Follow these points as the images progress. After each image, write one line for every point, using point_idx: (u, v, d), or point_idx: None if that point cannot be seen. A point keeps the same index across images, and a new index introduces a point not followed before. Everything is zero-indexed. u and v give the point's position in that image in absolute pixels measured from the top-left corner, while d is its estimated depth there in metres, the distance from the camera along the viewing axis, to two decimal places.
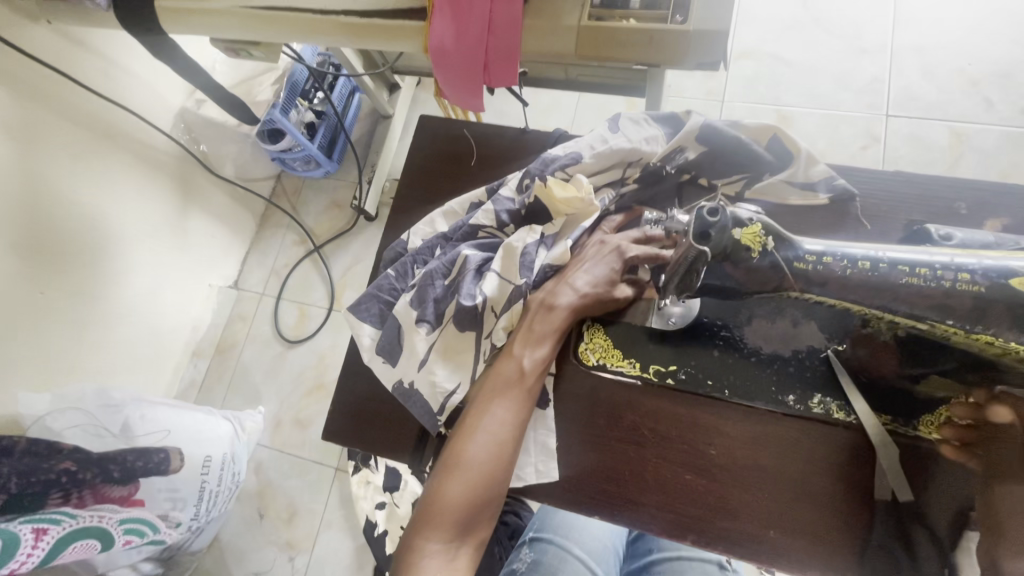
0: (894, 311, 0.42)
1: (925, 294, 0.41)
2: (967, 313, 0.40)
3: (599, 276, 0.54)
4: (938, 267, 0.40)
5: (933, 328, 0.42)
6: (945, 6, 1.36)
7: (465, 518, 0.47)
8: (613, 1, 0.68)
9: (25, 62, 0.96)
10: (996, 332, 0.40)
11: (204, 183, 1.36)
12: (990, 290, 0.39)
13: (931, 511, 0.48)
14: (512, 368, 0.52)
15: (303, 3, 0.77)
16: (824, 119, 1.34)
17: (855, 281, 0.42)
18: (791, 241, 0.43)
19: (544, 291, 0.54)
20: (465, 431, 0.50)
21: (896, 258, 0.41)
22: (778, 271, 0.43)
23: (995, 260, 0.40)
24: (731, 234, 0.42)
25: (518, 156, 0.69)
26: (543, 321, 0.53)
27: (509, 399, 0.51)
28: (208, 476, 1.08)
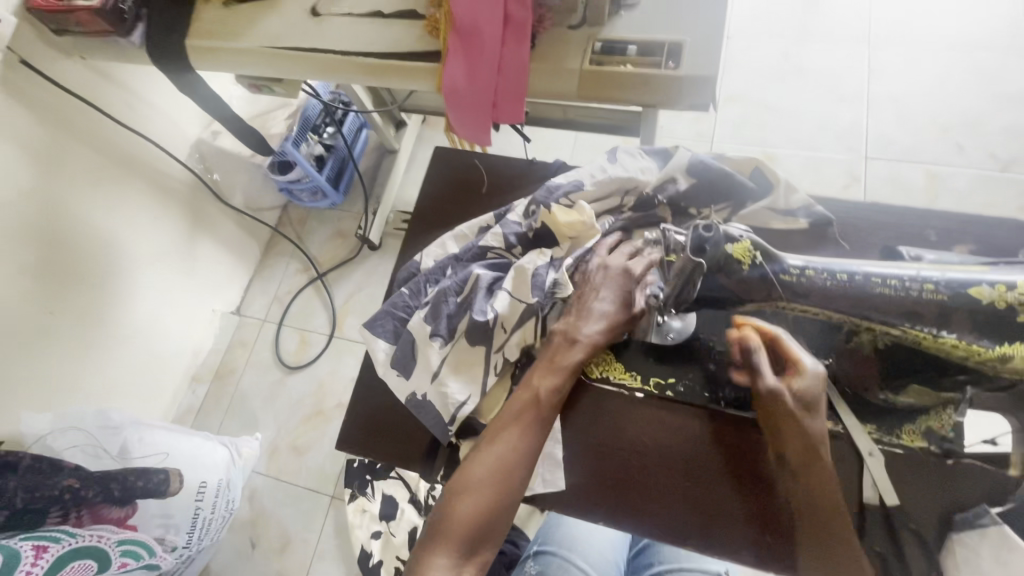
0: (871, 319, 0.46)
1: (896, 303, 0.44)
2: (934, 319, 0.44)
3: (615, 304, 0.57)
4: (906, 278, 0.44)
5: (905, 335, 0.46)
6: (915, 59, 1.47)
7: (472, 537, 0.49)
8: (612, 48, 0.75)
9: (56, 94, 1.02)
10: (959, 336, 0.44)
11: (214, 212, 1.40)
12: (953, 298, 0.43)
13: (915, 515, 0.51)
14: (528, 395, 0.54)
15: (327, 45, 0.83)
16: (807, 160, 1.43)
17: (836, 292, 0.46)
18: (776, 256, 0.47)
19: (564, 325, 0.57)
20: (479, 453, 0.53)
21: (869, 271, 0.45)
22: (767, 282, 0.47)
23: (958, 274, 0.44)
24: (723, 249, 0.46)
25: (524, 186, 0.74)
26: (565, 354, 0.56)
27: (522, 426, 0.53)
28: (202, 503, 1.08)
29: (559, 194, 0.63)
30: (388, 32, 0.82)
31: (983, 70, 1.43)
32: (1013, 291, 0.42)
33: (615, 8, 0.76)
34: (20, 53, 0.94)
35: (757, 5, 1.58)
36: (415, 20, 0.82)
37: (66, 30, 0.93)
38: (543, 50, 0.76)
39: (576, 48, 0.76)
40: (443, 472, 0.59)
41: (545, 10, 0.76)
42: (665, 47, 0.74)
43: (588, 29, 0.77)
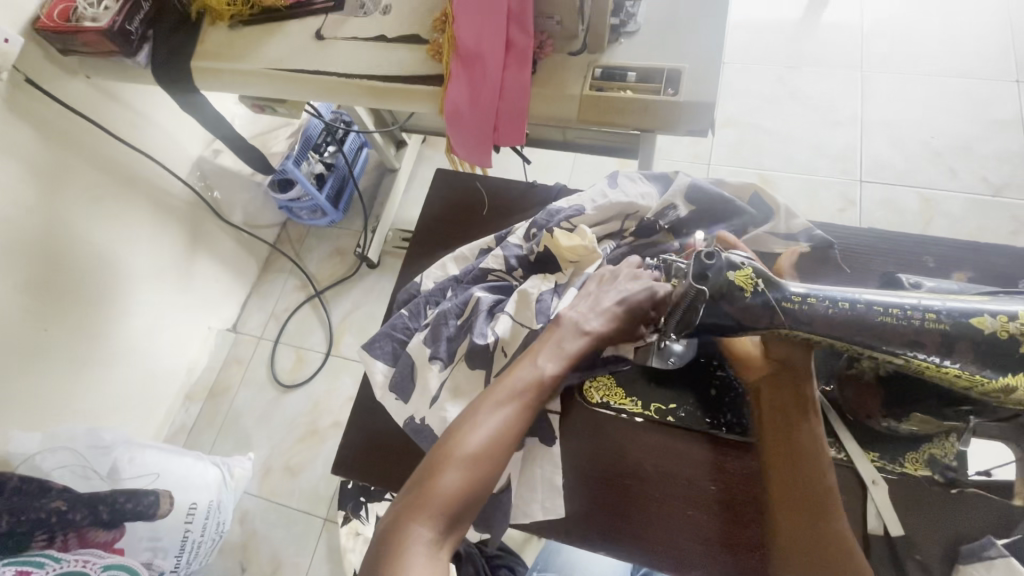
0: (874, 347, 0.45)
1: (899, 332, 0.44)
2: (937, 347, 0.43)
3: (629, 306, 0.54)
4: (908, 307, 0.44)
5: (908, 363, 0.45)
6: (908, 85, 1.50)
7: (454, 510, 0.47)
8: (612, 74, 0.76)
9: (61, 112, 1.02)
10: (962, 365, 0.43)
11: (213, 229, 1.40)
12: (954, 327, 0.43)
13: (920, 544, 0.50)
14: (529, 375, 0.52)
15: (331, 68, 0.84)
16: (802, 183, 1.45)
17: (838, 320, 0.45)
18: (778, 283, 0.47)
19: (578, 311, 0.55)
20: (470, 423, 0.51)
21: (872, 300, 0.45)
22: (769, 309, 0.46)
23: (957, 303, 0.44)
24: (726, 275, 0.46)
25: (525, 209, 0.75)
26: (570, 342, 0.54)
27: (518, 403, 0.51)
28: (191, 526, 1.05)
29: (561, 218, 0.63)
30: (392, 55, 0.83)
31: (974, 96, 1.46)
32: (1015, 322, 0.42)
33: (615, 35, 0.78)
34: (25, 71, 0.94)
35: (752, 31, 1.62)
36: (419, 44, 0.83)
37: (72, 49, 0.93)
38: (544, 76, 0.78)
39: (577, 73, 0.77)
40: None
41: (546, 36, 0.77)
42: (663, 73, 0.75)
43: (588, 55, 0.78)
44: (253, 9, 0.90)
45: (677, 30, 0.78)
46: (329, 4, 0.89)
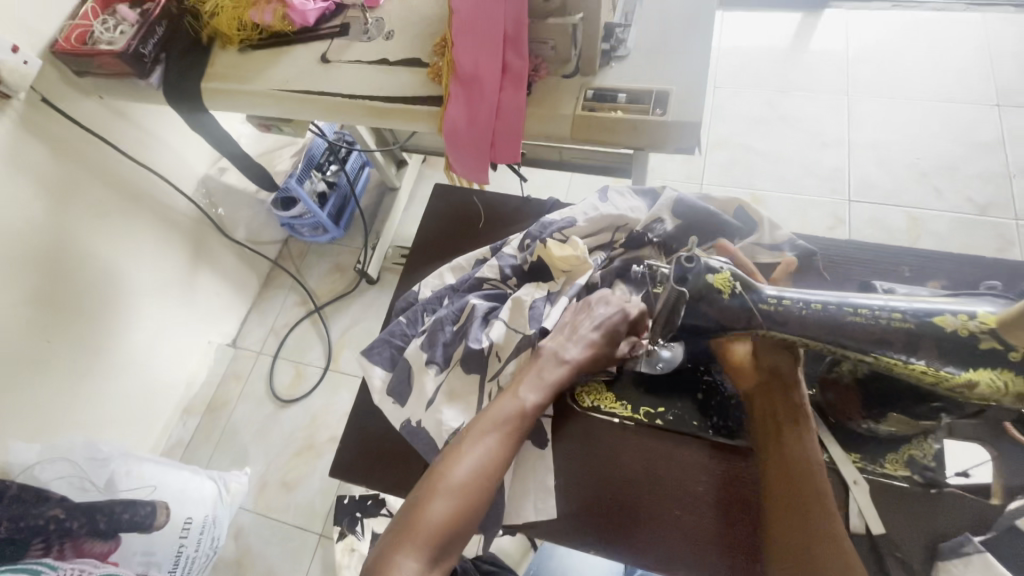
0: (844, 345, 0.46)
1: (867, 329, 0.45)
2: (903, 345, 0.44)
3: (604, 332, 0.56)
4: (876, 307, 0.45)
5: (877, 361, 0.46)
6: (893, 109, 1.55)
7: (441, 543, 0.48)
8: (604, 96, 0.80)
9: (74, 130, 1.06)
10: (926, 361, 0.43)
11: (216, 245, 1.43)
12: (919, 325, 0.43)
13: (905, 547, 0.49)
14: (513, 406, 0.53)
15: (336, 89, 0.88)
16: (792, 202, 1.49)
17: (811, 319, 0.47)
18: (756, 286, 0.49)
19: (555, 342, 0.56)
20: (457, 454, 0.51)
21: (844, 300, 0.46)
22: (746, 310, 0.48)
23: (924, 303, 0.44)
24: (704, 277, 0.48)
25: (520, 222, 0.78)
26: (550, 372, 0.55)
27: (502, 434, 0.52)
28: (187, 540, 1.05)
29: (553, 230, 0.66)
30: (394, 77, 0.87)
31: (957, 120, 1.51)
32: (976, 320, 0.42)
33: (606, 59, 0.82)
34: (42, 91, 0.98)
35: (742, 58, 1.68)
36: (419, 67, 0.87)
37: (88, 71, 0.98)
38: (538, 97, 0.82)
39: (569, 96, 0.81)
40: None
41: (540, 61, 0.81)
42: (652, 95, 0.79)
43: (580, 77, 0.82)
44: (262, 35, 0.95)
45: (665, 55, 0.82)
46: (334, 29, 0.94)
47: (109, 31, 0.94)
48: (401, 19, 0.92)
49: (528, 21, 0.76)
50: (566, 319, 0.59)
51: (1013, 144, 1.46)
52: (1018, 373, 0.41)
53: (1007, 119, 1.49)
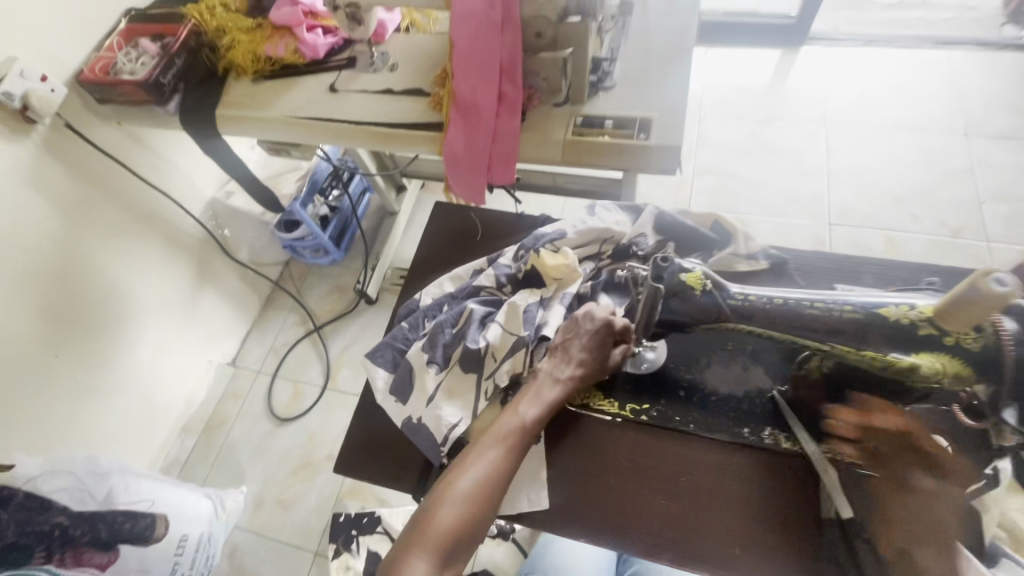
0: (804, 336, 0.51)
1: (822, 320, 0.49)
2: (853, 333, 0.48)
3: (595, 350, 0.60)
4: (829, 300, 0.49)
5: (834, 350, 0.50)
6: (869, 140, 1.64)
7: (448, 548, 0.52)
8: (592, 122, 0.86)
9: (93, 154, 1.11)
10: (876, 348, 0.47)
11: (220, 265, 1.47)
12: (868, 315, 0.47)
13: (874, 530, 0.53)
14: (514, 422, 0.58)
15: (343, 116, 0.95)
16: (775, 226, 1.56)
17: (774, 313, 0.51)
18: (724, 284, 0.54)
19: (551, 364, 0.61)
20: (462, 465, 0.56)
21: (802, 296, 0.51)
22: (717, 306, 0.53)
23: (873, 296, 0.48)
24: (678, 276, 0.53)
25: (514, 235, 0.83)
26: (546, 390, 0.60)
27: (504, 447, 0.56)
28: (181, 558, 1.05)
29: (546, 242, 0.71)
30: (398, 105, 0.94)
31: (929, 149, 1.60)
32: (915, 309, 0.44)
33: (594, 89, 0.89)
34: (66, 117, 1.04)
35: (725, 92, 1.79)
36: (422, 96, 0.94)
37: (109, 99, 1.04)
38: (532, 123, 0.88)
39: (560, 122, 0.88)
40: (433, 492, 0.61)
41: (533, 90, 0.88)
42: (637, 121, 0.85)
43: (571, 106, 0.89)
44: (274, 67, 1.02)
45: (649, 85, 0.89)
46: (343, 61, 1.01)
47: (132, 63, 1.00)
48: (405, 52, 1.00)
49: (522, 56, 0.83)
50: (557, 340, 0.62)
51: (982, 172, 1.54)
52: (956, 357, 0.43)
53: (975, 148, 1.58)
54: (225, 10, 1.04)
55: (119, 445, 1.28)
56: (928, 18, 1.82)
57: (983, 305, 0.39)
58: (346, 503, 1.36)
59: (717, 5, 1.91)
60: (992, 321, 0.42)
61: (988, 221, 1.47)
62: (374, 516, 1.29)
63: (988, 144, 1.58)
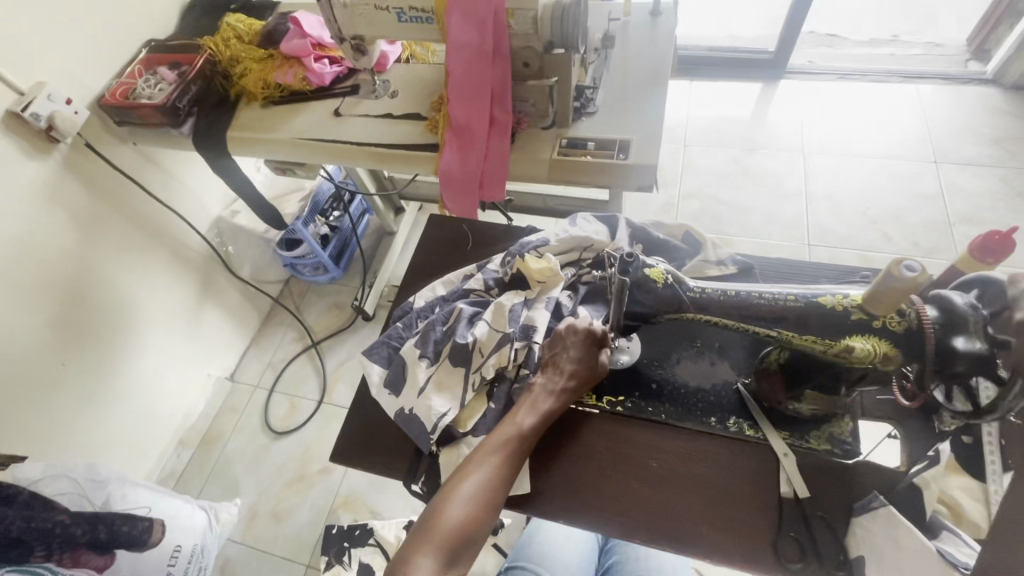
0: (753, 324, 0.57)
1: (769, 309, 0.55)
2: (796, 322, 0.54)
3: (585, 361, 0.64)
4: (775, 292, 0.56)
5: (781, 336, 0.56)
6: (844, 167, 1.73)
7: (453, 549, 0.54)
8: (576, 143, 0.94)
9: (110, 173, 1.18)
10: (814, 334, 0.53)
11: (223, 281, 1.53)
12: (807, 304, 0.53)
13: (826, 508, 0.58)
14: (514, 429, 0.60)
15: (346, 137, 1.02)
16: (757, 246, 1.62)
17: (728, 303, 0.58)
18: (683, 279, 0.60)
19: (545, 376, 0.64)
20: (465, 470, 0.58)
21: (753, 289, 0.57)
22: (677, 297, 0.60)
23: (814, 289, 0.54)
24: (642, 270, 0.59)
25: (503, 244, 0.91)
26: (543, 401, 0.62)
27: (504, 454, 0.59)
28: (174, 568, 1.06)
29: (531, 248, 0.76)
30: (397, 128, 1.02)
31: (901, 175, 1.68)
32: (848, 298, 0.52)
33: (578, 114, 0.97)
34: (86, 138, 1.11)
35: (708, 121, 1.89)
36: (419, 120, 1.02)
37: (127, 122, 1.11)
38: (521, 144, 0.95)
39: (547, 143, 0.95)
40: (423, 477, 0.66)
41: (522, 115, 0.96)
42: (616, 143, 0.93)
43: (556, 129, 0.96)
44: (283, 93, 1.10)
45: (629, 111, 0.97)
46: (347, 89, 1.09)
47: (150, 88, 1.08)
48: (404, 81, 1.08)
49: (512, 83, 0.91)
50: (549, 354, 0.66)
51: (951, 196, 1.62)
52: (884, 338, 0.51)
53: (944, 174, 1.66)
54: (240, 42, 1.13)
55: (116, 456, 1.30)
56: (897, 54, 1.94)
57: (905, 288, 0.46)
58: (339, 515, 1.38)
59: (699, 42, 2.03)
60: (915, 308, 0.49)
61: (958, 242, 1.55)
62: (366, 527, 1.31)
63: (957, 170, 1.66)
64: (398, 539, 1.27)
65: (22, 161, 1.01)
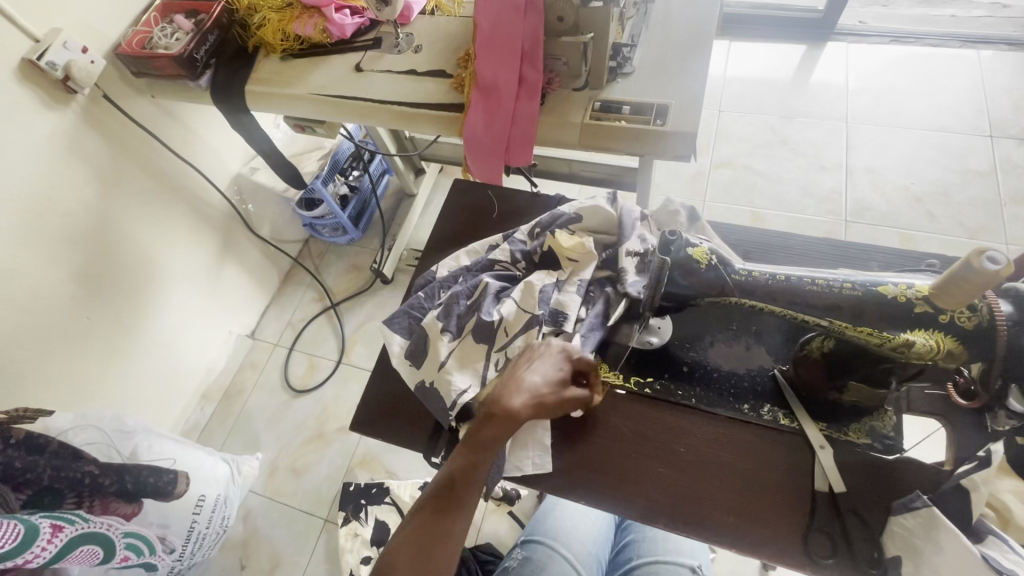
0: (802, 312, 0.54)
1: (822, 297, 0.52)
2: (850, 313, 0.51)
3: (545, 381, 0.58)
4: (830, 280, 0.52)
5: (831, 326, 0.53)
6: (891, 136, 1.62)
7: None
8: (610, 107, 0.88)
9: (129, 126, 1.15)
10: (869, 326, 0.51)
11: (242, 240, 1.52)
12: (866, 295, 0.50)
13: (860, 502, 0.56)
14: (445, 473, 0.57)
15: (368, 95, 0.97)
16: (791, 220, 1.55)
17: (776, 289, 0.55)
18: (728, 261, 0.57)
19: (496, 391, 0.58)
20: (402, 530, 0.55)
21: (805, 274, 0.54)
22: (721, 280, 0.57)
23: (876, 278, 0.51)
24: (685, 251, 0.57)
25: (529, 214, 0.87)
26: (482, 430, 0.57)
27: (435, 504, 0.55)
28: (199, 516, 1.10)
29: (563, 222, 0.73)
30: (422, 86, 0.96)
31: (951, 149, 1.58)
32: (913, 288, 0.49)
33: (614, 74, 0.91)
34: (104, 89, 1.08)
35: (746, 84, 1.78)
36: (443, 77, 0.96)
37: (145, 72, 1.07)
38: (551, 106, 0.90)
39: (579, 106, 0.89)
40: (444, 452, 0.65)
41: (553, 74, 0.90)
42: (654, 107, 0.87)
43: (589, 91, 0.91)
44: (302, 45, 1.05)
45: (668, 73, 0.91)
46: (368, 42, 1.03)
47: (166, 37, 1.04)
48: (430, 34, 1.02)
49: (544, 39, 0.85)
50: (511, 372, 0.60)
51: (1005, 173, 1.52)
52: (948, 334, 0.48)
53: (999, 148, 1.55)
54: None
55: (141, 407, 1.33)
56: (958, 16, 1.79)
57: (977, 281, 0.43)
58: (356, 473, 1.40)
59: None
60: (987, 302, 0.47)
61: (1007, 223, 1.46)
62: (382, 486, 1.33)
63: (1013, 145, 1.55)
64: (413, 499, 1.30)
65: (38, 112, 0.98)
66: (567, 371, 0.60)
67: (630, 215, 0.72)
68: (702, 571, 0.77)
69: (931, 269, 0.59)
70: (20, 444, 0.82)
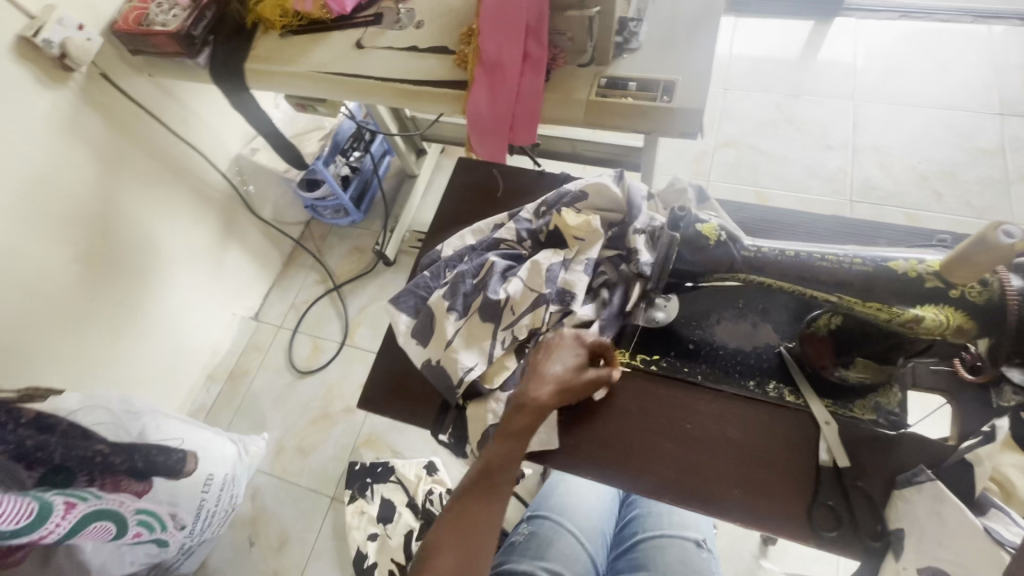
0: (811, 288, 0.54)
1: (831, 273, 0.52)
2: (859, 289, 0.51)
3: (566, 369, 0.60)
4: (841, 256, 0.52)
5: (841, 302, 0.53)
6: (899, 114, 1.60)
7: None
8: (615, 83, 0.87)
9: (126, 105, 1.13)
10: (879, 301, 0.51)
11: (244, 222, 1.51)
12: (877, 270, 0.50)
13: (864, 477, 0.56)
14: (482, 461, 0.60)
15: (370, 72, 0.96)
16: (796, 200, 1.54)
17: (784, 265, 0.54)
18: (737, 237, 0.57)
19: (522, 385, 0.60)
20: (448, 514, 0.60)
21: (814, 250, 0.54)
22: (730, 257, 0.56)
23: (885, 253, 0.51)
24: (694, 227, 0.57)
25: (534, 193, 0.87)
26: (512, 420, 0.59)
27: (476, 490, 0.59)
28: (207, 494, 1.12)
29: (569, 200, 0.72)
30: (425, 63, 0.95)
31: (960, 127, 1.56)
32: (923, 264, 0.49)
33: (620, 51, 0.89)
34: (101, 67, 1.06)
35: (753, 62, 1.75)
36: (446, 54, 0.95)
37: (142, 50, 1.05)
38: (556, 83, 0.89)
39: (584, 82, 0.88)
40: (451, 428, 0.66)
41: (558, 50, 0.88)
42: (660, 84, 0.86)
43: (595, 67, 0.89)
44: (301, 21, 1.02)
45: (675, 48, 0.89)
46: (369, 18, 1.01)
47: (163, 13, 1.00)
48: (432, 9, 1.00)
49: (549, 13, 0.83)
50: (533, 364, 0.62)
51: (1013, 152, 1.50)
52: (958, 309, 0.48)
53: (1009, 126, 1.53)
54: None
55: (148, 388, 1.34)
56: None
57: (990, 255, 0.42)
58: (362, 453, 1.42)
59: None
60: (998, 276, 0.47)
61: (1014, 202, 1.45)
62: (388, 465, 1.35)
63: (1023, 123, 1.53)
64: (419, 478, 1.32)
65: (34, 91, 0.97)
66: (586, 356, 0.62)
67: (636, 193, 0.71)
68: (707, 545, 0.79)
69: (941, 245, 0.59)
70: (31, 424, 0.84)
